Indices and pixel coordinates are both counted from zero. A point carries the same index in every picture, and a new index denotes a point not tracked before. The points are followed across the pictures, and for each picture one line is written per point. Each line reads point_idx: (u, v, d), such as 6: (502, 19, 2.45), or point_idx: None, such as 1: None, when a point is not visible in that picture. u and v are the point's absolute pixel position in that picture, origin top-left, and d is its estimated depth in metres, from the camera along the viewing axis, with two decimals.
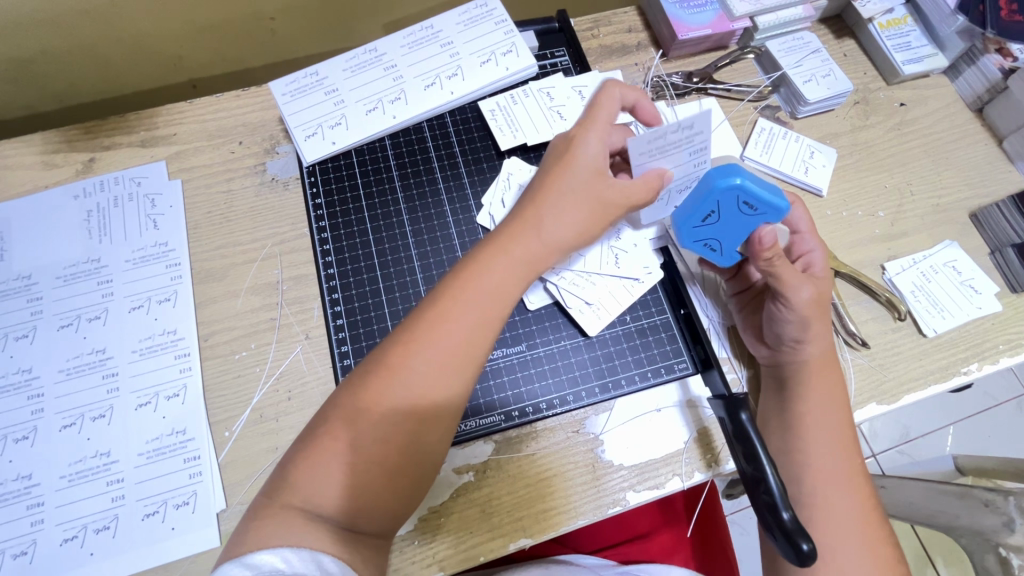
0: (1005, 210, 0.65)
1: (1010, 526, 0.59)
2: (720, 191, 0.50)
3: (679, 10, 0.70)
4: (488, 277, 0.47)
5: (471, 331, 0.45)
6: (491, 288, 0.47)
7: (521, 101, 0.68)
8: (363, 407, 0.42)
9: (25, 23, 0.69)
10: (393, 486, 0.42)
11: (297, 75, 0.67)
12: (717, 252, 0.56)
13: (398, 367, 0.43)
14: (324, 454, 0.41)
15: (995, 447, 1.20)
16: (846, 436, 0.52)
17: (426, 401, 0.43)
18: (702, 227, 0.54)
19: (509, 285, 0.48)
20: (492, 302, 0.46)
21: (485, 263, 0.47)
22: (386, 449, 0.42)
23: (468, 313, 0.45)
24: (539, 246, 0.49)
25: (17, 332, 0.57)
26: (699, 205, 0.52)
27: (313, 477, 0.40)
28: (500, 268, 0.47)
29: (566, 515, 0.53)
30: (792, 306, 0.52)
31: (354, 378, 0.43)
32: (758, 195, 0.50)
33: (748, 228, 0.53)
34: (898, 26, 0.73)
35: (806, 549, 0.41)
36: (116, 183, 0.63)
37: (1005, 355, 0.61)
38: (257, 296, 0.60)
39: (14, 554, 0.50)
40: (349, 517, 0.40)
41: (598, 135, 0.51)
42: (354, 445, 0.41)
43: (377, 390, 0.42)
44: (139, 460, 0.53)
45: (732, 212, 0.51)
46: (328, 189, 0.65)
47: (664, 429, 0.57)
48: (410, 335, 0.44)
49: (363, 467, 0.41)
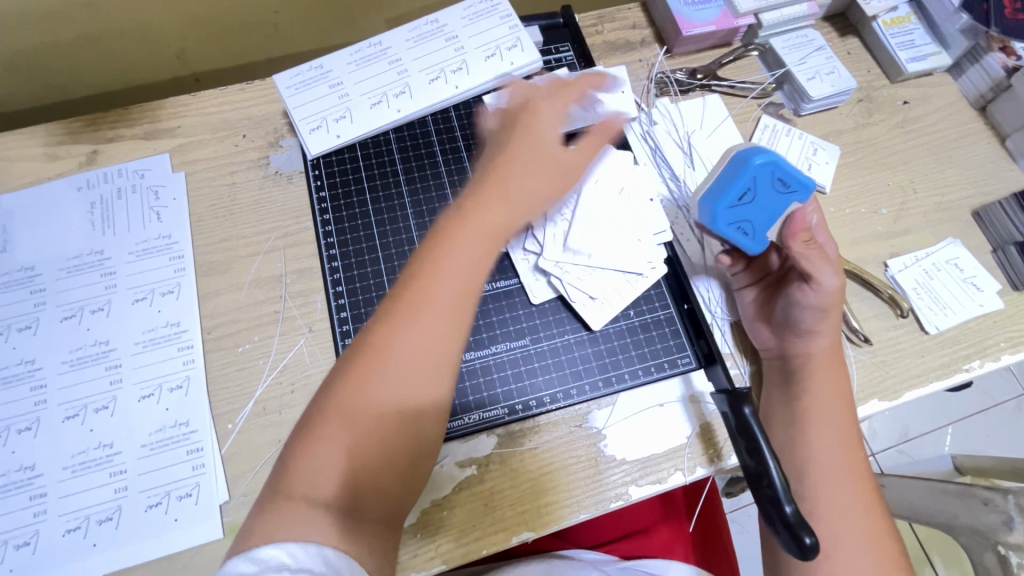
0: (1007, 208, 0.65)
1: (1009, 525, 0.59)
2: (757, 167, 0.51)
3: (684, 6, 0.70)
4: (467, 247, 0.46)
5: (454, 301, 0.44)
6: (471, 257, 0.45)
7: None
8: (356, 387, 0.41)
9: (30, 13, 0.69)
10: (399, 469, 0.42)
11: (302, 67, 0.67)
12: (749, 236, 0.54)
13: (384, 344, 0.42)
14: (327, 442, 0.40)
15: (994, 447, 1.20)
16: (850, 431, 0.52)
17: (416, 378, 0.42)
18: (737, 207, 0.53)
19: (488, 254, 0.47)
20: (472, 268, 0.45)
21: (460, 233, 0.46)
22: (381, 427, 0.41)
23: (451, 287, 0.44)
24: (512, 211, 0.48)
25: (19, 323, 0.57)
26: (734, 183, 0.52)
27: (318, 462, 0.40)
28: (478, 236, 0.46)
29: (568, 509, 0.53)
30: (819, 291, 0.53)
31: (346, 361, 0.43)
32: (793, 172, 0.51)
33: (781, 208, 0.53)
34: (903, 24, 0.73)
35: (809, 543, 0.41)
36: (120, 175, 0.63)
37: (1007, 353, 0.61)
38: (261, 289, 0.60)
39: (17, 545, 0.50)
40: (349, 500, 0.40)
41: (548, 109, 0.55)
42: (351, 427, 0.41)
43: (369, 368, 0.42)
44: (142, 451, 0.53)
45: (767, 189, 0.52)
46: (332, 182, 0.64)
47: (667, 423, 0.57)
48: (395, 312, 0.43)
49: (363, 450, 0.41)
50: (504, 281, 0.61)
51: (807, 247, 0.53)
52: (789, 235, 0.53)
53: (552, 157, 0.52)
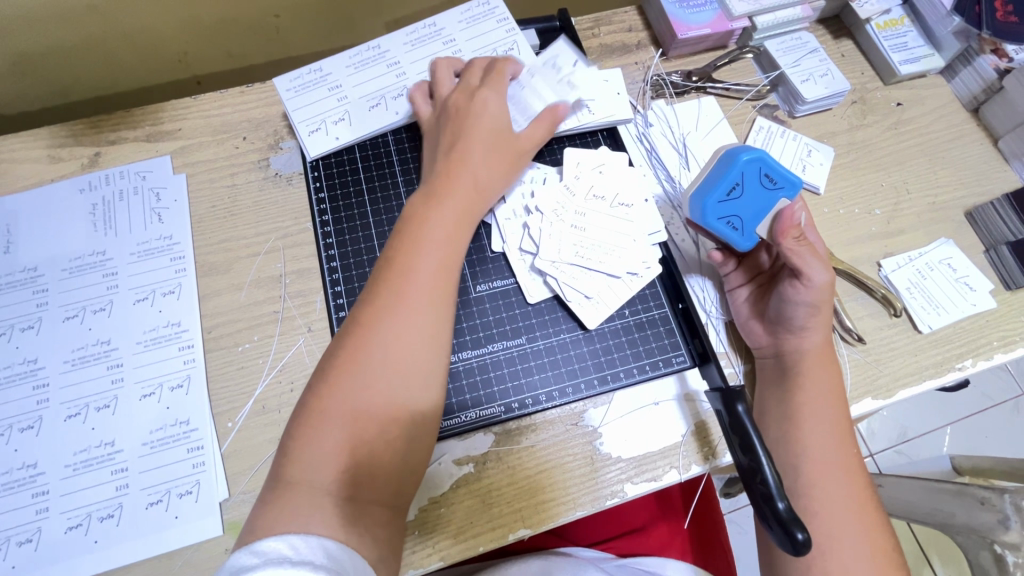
0: (999, 208, 0.65)
1: (1005, 524, 0.58)
2: (744, 163, 0.54)
3: (679, 9, 0.71)
4: (436, 224, 0.52)
5: (430, 271, 0.49)
6: (441, 233, 0.52)
7: (530, 84, 0.65)
8: (348, 364, 0.45)
9: (34, 17, 0.70)
10: (395, 445, 0.44)
11: (301, 71, 0.68)
12: (738, 231, 0.56)
13: (370, 319, 0.46)
14: (326, 417, 0.43)
15: (992, 447, 1.21)
16: (842, 430, 0.53)
17: (399, 346, 0.46)
18: (726, 202, 0.55)
19: (455, 231, 0.53)
20: (443, 241, 0.51)
21: (430, 215, 0.53)
22: (373, 398, 0.44)
23: (425, 260, 0.50)
24: (473, 191, 0.56)
25: (22, 323, 0.58)
26: (723, 178, 0.55)
27: (318, 445, 0.42)
28: (445, 215, 0.53)
29: (565, 506, 0.54)
30: (810, 286, 0.53)
31: (337, 348, 0.46)
32: (779, 169, 0.54)
33: (768, 204, 0.55)
34: (896, 27, 0.74)
35: (801, 538, 0.42)
36: (121, 177, 0.64)
37: (999, 352, 0.62)
38: (261, 289, 0.61)
39: (19, 542, 0.51)
40: (349, 484, 0.42)
41: (487, 95, 0.61)
42: (348, 403, 0.43)
43: (356, 345, 0.45)
44: (143, 449, 0.54)
45: (754, 185, 0.55)
46: (332, 183, 0.65)
47: (662, 422, 0.57)
48: (378, 293, 0.48)
49: (363, 424, 0.43)
50: (500, 281, 0.62)
51: (797, 244, 0.53)
52: (779, 233, 0.53)
53: (498, 139, 0.59)
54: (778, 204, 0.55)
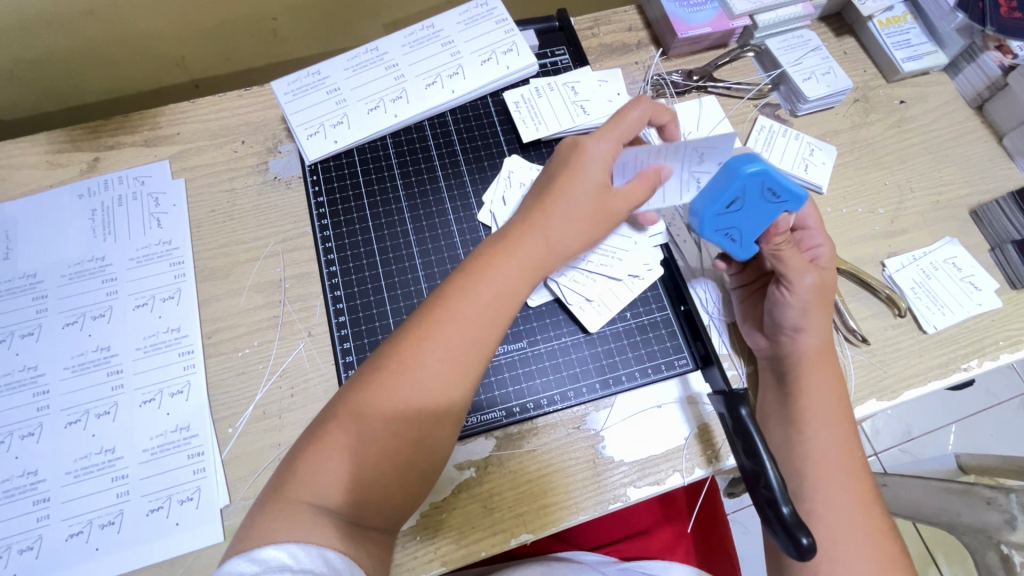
0: (1004, 206, 0.65)
1: (1012, 524, 0.57)
2: (745, 176, 0.50)
3: (679, 8, 0.71)
4: (498, 279, 0.48)
5: (479, 331, 0.46)
6: (499, 289, 0.47)
7: (547, 93, 0.68)
8: (374, 402, 0.42)
9: (32, 22, 0.70)
10: (405, 478, 0.43)
11: (299, 74, 0.68)
12: (736, 243, 0.55)
13: (409, 362, 0.43)
14: (336, 442, 0.41)
15: (997, 446, 1.20)
16: (847, 433, 0.52)
17: (436, 400, 0.44)
18: (724, 214, 0.53)
19: (516, 290, 0.48)
20: (499, 305, 0.47)
21: (496, 266, 0.48)
22: (396, 443, 0.42)
23: (476, 313, 0.46)
24: (543, 248, 0.50)
25: (21, 330, 0.58)
26: (723, 192, 0.52)
27: (324, 467, 0.41)
28: (508, 271, 0.48)
29: (568, 511, 0.54)
30: (794, 290, 0.54)
31: (363, 374, 0.44)
32: (784, 183, 0.50)
33: (768, 217, 0.53)
34: (899, 24, 0.73)
35: (806, 543, 0.41)
36: (120, 182, 0.64)
37: (1005, 351, 0.61)
38: (261, 294, 0.60)
39: (20, 550, 0.51)
40: (358, 505, 0.41)
41: (605, 138, 0.53)
42: (364, 437, 0.42)
43: (388, 386, 0.43)
44: (144, 456, 0.54)
45: (756, 199, 0.52)
46: (331, 187, 0.65)
47: (665, 425, 0.57)
48: (421, 331, 0.44)
49: (373, 459, 0.41)
50: None
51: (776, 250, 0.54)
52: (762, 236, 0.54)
53: (594, 196, 0.52)
54: (778, 216, 0.53)
